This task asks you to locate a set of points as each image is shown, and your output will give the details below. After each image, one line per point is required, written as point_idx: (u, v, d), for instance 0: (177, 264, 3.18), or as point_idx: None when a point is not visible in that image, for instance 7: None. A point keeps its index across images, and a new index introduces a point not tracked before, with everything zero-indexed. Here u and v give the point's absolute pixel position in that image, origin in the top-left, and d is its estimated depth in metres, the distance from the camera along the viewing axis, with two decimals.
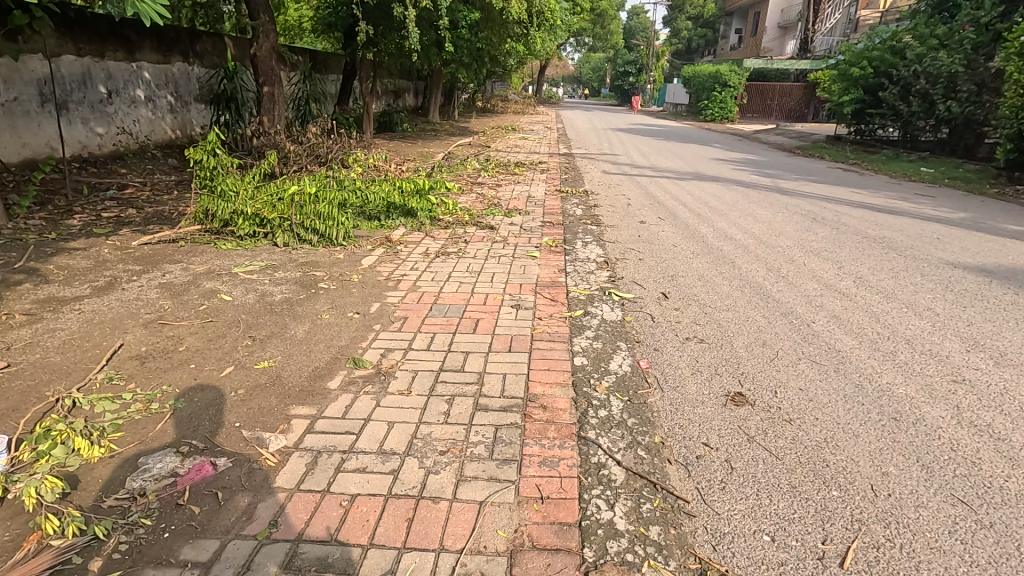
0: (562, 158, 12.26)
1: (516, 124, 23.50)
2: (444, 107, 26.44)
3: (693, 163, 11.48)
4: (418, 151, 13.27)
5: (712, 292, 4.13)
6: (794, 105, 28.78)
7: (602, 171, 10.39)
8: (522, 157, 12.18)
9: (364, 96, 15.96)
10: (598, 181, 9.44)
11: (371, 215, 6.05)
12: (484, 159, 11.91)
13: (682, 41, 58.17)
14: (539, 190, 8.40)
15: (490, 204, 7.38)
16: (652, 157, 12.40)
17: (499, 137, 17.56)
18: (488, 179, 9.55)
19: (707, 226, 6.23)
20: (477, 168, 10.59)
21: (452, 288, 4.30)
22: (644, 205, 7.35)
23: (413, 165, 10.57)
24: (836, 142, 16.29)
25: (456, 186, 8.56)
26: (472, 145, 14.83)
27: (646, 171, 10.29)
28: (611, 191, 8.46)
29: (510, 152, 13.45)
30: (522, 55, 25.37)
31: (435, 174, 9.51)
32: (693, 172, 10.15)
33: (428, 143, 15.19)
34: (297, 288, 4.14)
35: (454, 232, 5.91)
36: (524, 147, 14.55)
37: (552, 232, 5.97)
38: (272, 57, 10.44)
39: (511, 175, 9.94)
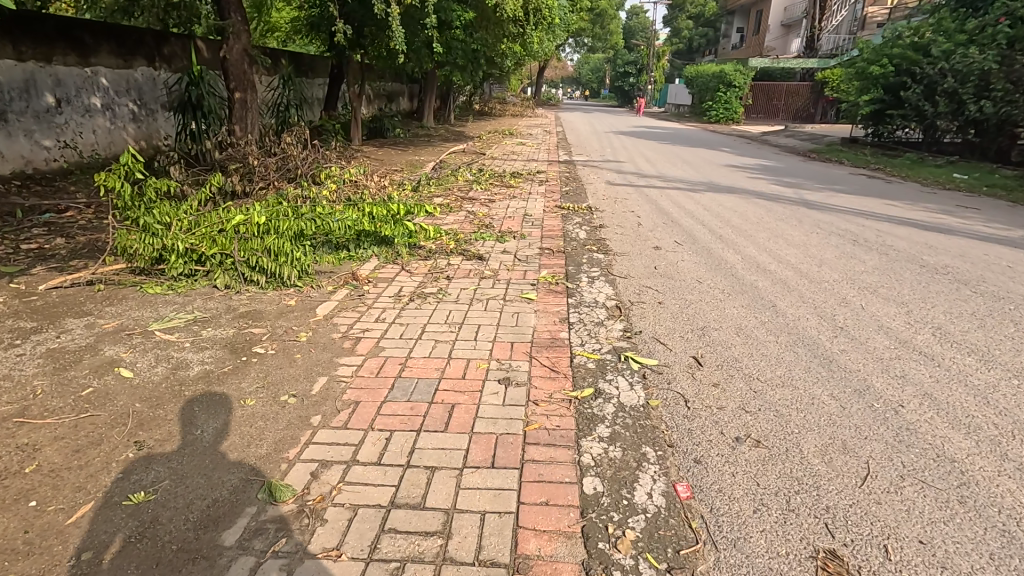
0: (563, 166, 11.35)
1: (514, 128, 22.62)
2: (439, 111, 25.50)
3: (705, 171, 10.54)
4: (407, 160, 12.37)
5: (758, 357, 3.20)
6: (801, 105, 27.86)
7: (607, 181, 9.46)
8: (519, 167, 11.26)
9: (352, 101, 15.05)
10: (603, 193, 8.50)
11: (338, 245, 5.13)
12: (477, 168, 10.98)
13: (683, 41, 57.30)
14: (537, 206, 7.49)
15: (480, 224, 6.46)
16: (660, 164, 11.45)
17: (495, 142, 16.62)
18: (480, 191, 8.63)
19: (733, 253, 5.30)
20: (468, 179, 9.67)
21: (424, 350, 3.37)
22: (656, 224, 6.41)
23: (400, 176, 9.67)
24: (852, 145, 15.37)
25: (444, 202, 7.64)
26: (466, 152, 13.92)
27: (655, 181, 9.35)
28: (619, 206, 7.52)
29: (506, 159, 12.54)
30: (520, 57, 24.51)
31: (422, 188, 8.61)
32: (707, 182, 9.22)
33: (419, 151, 14.26)
34: (223, 355, 3.22)
35: (436, 264, 4.99)
36: (521, 153, 13.62)
37: (551, 262, 5.04)
38: (243, 60, 9.52)
39: (506, 187, 9.00)
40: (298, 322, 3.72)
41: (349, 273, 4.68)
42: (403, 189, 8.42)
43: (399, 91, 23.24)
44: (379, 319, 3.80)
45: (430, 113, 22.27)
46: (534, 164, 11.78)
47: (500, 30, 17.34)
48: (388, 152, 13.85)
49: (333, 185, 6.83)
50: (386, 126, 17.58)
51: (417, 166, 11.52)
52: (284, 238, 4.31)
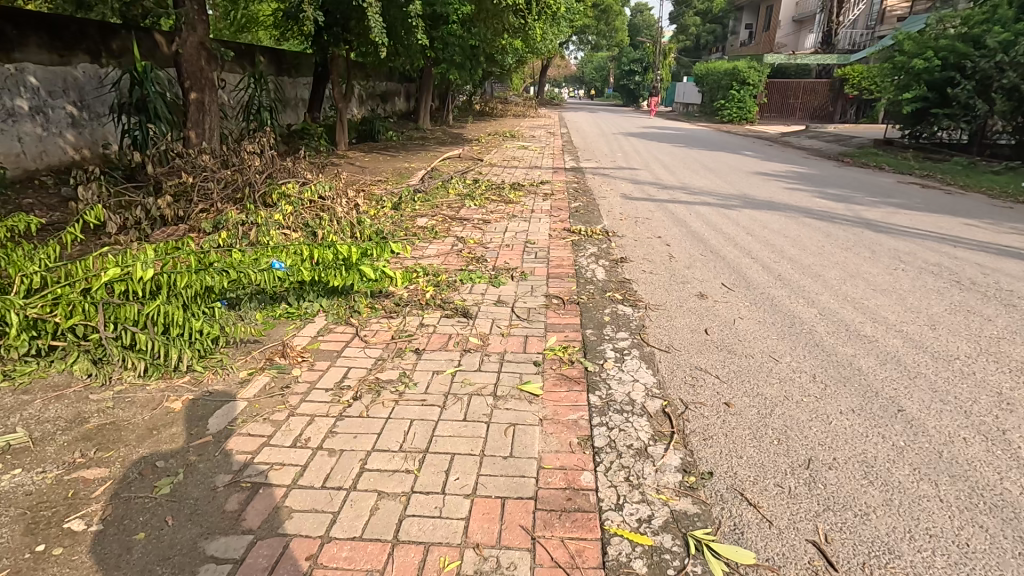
0: (570, 175, 10.01)
1: (516, 129, 21.27)
2: (436, 111, 24.13)
3: (734, 181, 9.16)
4: (395, 168, 11.05)
5: (928, 546, 1.86)
6: (819, 103, 26.37)
7: (623, 194, 8.11)
8: (521, 175, 9.92)
9: (337, 102, 13.72)
10: (620, 210, 7.14)
11: (273, 298, 3.80)
12: (470, 177, 9.65)
13: (689, 38, 55.92)
14: (540, 229, 6.14)
15: (470, 258, 5.12)
16: (681, 172, 10.10)
17: (495, 146, 15.29)
18: (473, 207, 7.26)
19: (807, 304, 3.94)
20: (459, 192, 8.30)
21: (356, 518, 2.02)
22: (693, 257, 5.05)
23: (381, 189, 8.35)
24: (887, 147, 13.94)
25: (428, 225, 6.31)
26: (462, 157, 12.58)
27: (679, 195, 7.99)
28: (642, 228, 6.16)
29: (506, 166, 11.19)
30: (521, 53, 23.19)
31: (404, 205, 7.28)
32: (741, 196, 7.86)
33: (409, 157, 12.93)
34: (19, 533, 1.92)
35: (403, 326, 3.64)
36: (523, 159, 12.25)
37: (563, 321, 3.70)
38: (201, 55, 8.20)
39: (504, 202, 7.65)
40: (175, 447, 2.40)
41: (279, 346, 3.33)
42: (381, 208, 7.09)
43: (392, 91, 21.91)
44: (299, 442, 2.46)
45: (426, 114, 20.93)
46: (537, 172, 10.43)
47: (500, 25, 15.94)
48: (376, 159, 12.53)
49: (288, 206, 5.49)
50: (376, 129, 16.24)
51: (405, 175, 10.19)
52: (175, 304, 2.97)
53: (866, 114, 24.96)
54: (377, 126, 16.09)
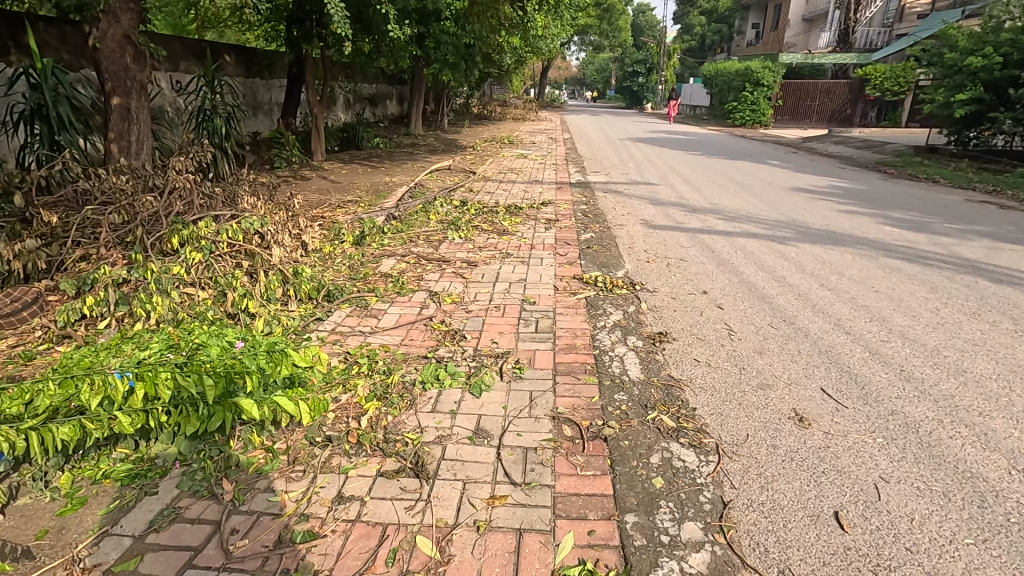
0: (577, 193, 8.52)
1: (516, 135, 19.80)
2: (429, 115, 22.72)
3: (774, 202, 7.63)
4: (374, 183, 9.58)
5: None
6: (838, 105, 24.75)
7: (644, 221, 6.58)
8: (520, 193, 8.42)
9: (313, 106, 12.23)
10: (645, 245, 5.61)
11: (94, 445, 2.26)
12: (460, 196, 8.15)
13: (695, 37, 54.46)
14: (543, 278, 4.63)
15: (443, 335, 3.59)
16: (707, 189, 8.58)
17: (491, 155, 13.77)
18: (456, 241, 5.75)
19: (982, 446, 2.40)
20: (441, 217, 6.76)
21: None
22: (763, 332, 3.51)
23: (347, 216, 6.85)
24: (930, 155, 12.41)
25: (394, 272, 4.81)
26: (452, 169, 11.09)
27: (714, 222, 6.46)
28: (679, 275, 4.64)
29: (502, 181, 9.71)
30: (521, 53, 21.74)
31: (369, 239, 5.75)
32: (790, 224, 6.32)
33: (393, 169, 11.46)
34: None
35: (304, 505, 2.10)
36: (523, 171, 10.76)
37: (583, 491, 2.17)
38: (125, 51, 6.68)
39: (496, 232, 6.14)
40: None
41: (58, 571, 1.80)
42: (338, 246, 5.57)
43: (381, 94, 20.50)
44: None
45: (419, 118, 19.47)
46: (538, 188, 8.95)
47: (495, 21, 14.49)
48: (354, 171, 11.03)
49: (193, 255, 3.98)
50: (360, 135, 14.77)
51: (384, 193, 8.72)
52: None
53: (888, 117, 23.42)
54: (361, 133, 14.62)
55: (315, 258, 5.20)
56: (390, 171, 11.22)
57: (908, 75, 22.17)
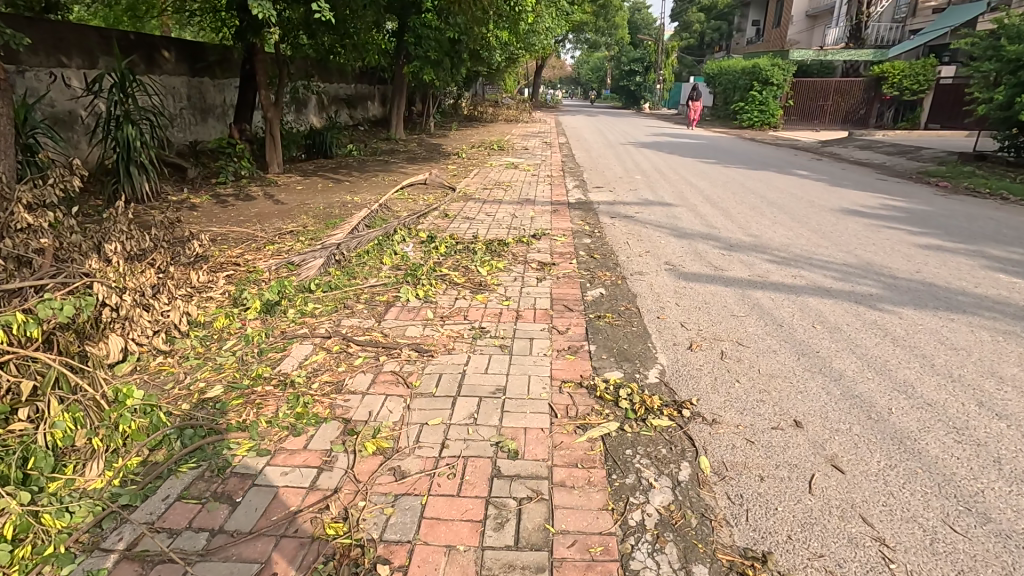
0: (577, 219, 6.83)
1: (506, 139, 18.12)
2: (412, 117, 21.01)
3: (828, 233, 5.98)
4: (331, 205, 7.91)
5: None
6: (852, 106, 23.22)
7: (671, 265, 4.90)
8: (505, 220, 6.76)
9: (266, 109, 10.42)
10: (681, 311, 3.92)
11: None
12: (431, 226, 6.46)
13: (693, 35, 52.95)
14: (531, 388, 2.95)
15: (337, 557, 1.89)
16: (737, 214, 6.94)
17: (476, 164, 12.10)
18: (410, 308, 4.06)
19: None
20: (398, 261, 5.07)
21: None
22: (952, 559, 1.84)
23: (275, 260, 5.17)
24: (981, 164, 10.79)
25: (300, 373, 3.13)
26: (428, 184, 9.41)
27: (764, 269, 4.80)
28: (747, 382, 2.95)
29: (486, 200, 8.06)
30: (512, 49, 20.00)
31: (285, 304, 4.08)
32: (868, 272, 4.68)
33: (360, 183, 9.77)
34: None
35: None
36: (512, 188, 9.08)
37: None
38: None
39: (470, 288, 4.45)
40: None
41: None
42: (238, 317, 3.89)
43: (357, 96, 18.77)
44: None
45: (399, 122, 17.80)
46: (529, 212, 7.28)
47: (480, 13, 12.81)
48: (312, 187, 9.36)
49: None
50: (329, 142, 12.95)
51: (339, 218, 7.05)
52: None
53: (906, 117, 21.83)
54: (329, 139, 12.88)
55: (192, 344, 3.51)
56: (356, 185, 9.54)
57: (928, 73, 20.83)
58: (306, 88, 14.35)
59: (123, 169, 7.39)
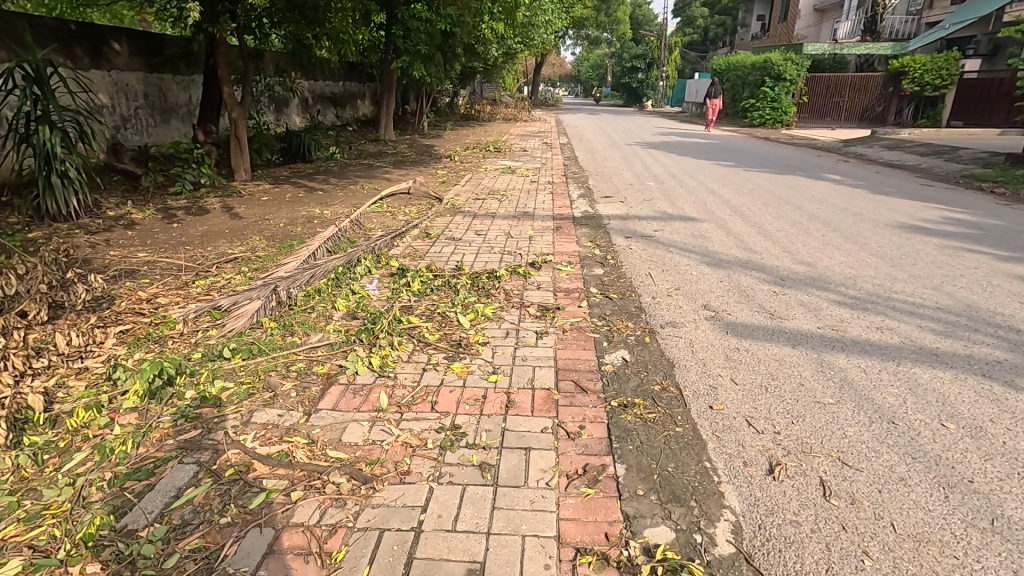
0: (584, 240, 5.68)
1: (503, 140, 16.95)
2: (404, 117, 19.84)
3: (898, 260, 4.82)
4: (294, 220, 6.76)
5: None
6: (868, 103, 22.17)
7: (712, 313, 3.74)
8: (499, 243, 5.59)
9: (229, 108, 9.13)
10: (741, 394, 2.76)
11: None
12: (407, 252, 5.28)
13: (696, 31, 51.71)
14: (525, 569, 1.78)
15: None
16: (778, 233, 5.78)
17: (469, 169, 10.94)
18: (356, 390, 2.87)
19: None
20: (355, 307, 3.89)
21: None
22: None
23: (197, 303, 4.01)
24: None
25: (157, 531, 1.96)
26: (412, 194, 8.24)
27: (835, 318, 3.65)
28: (883, 558, 1.79)
29: (477, 215, 6.89)
30: (510, 44, 18.83)
31: (181, 383, 2.91)
32: (979, 323, 3.50)
33: (335, 193, 8.61)
34: None
35: None
36: (507, 198, 7.92)
37: None
38: None
39: (444, 351, 3.28)
40: None
41: None
42: (108, 407, 2.72)
43: (344, 94, 17.63)
44: None
45: (389, 121, 16.63)
46: (527, 230, 6.13)
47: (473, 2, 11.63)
48: (279, 198, 8.19)
49: None
50: (307, 144, 11.69)
51: (299, 239, 5.88)
52: None
53: (926, 116, 20.63)
54: (308, 142, 11.63)
55: (17, 462, 2.33)
56: (330, 195, 8.38)
57: (952, 67, 19.59)
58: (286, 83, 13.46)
59: (42, 179, 6.24)
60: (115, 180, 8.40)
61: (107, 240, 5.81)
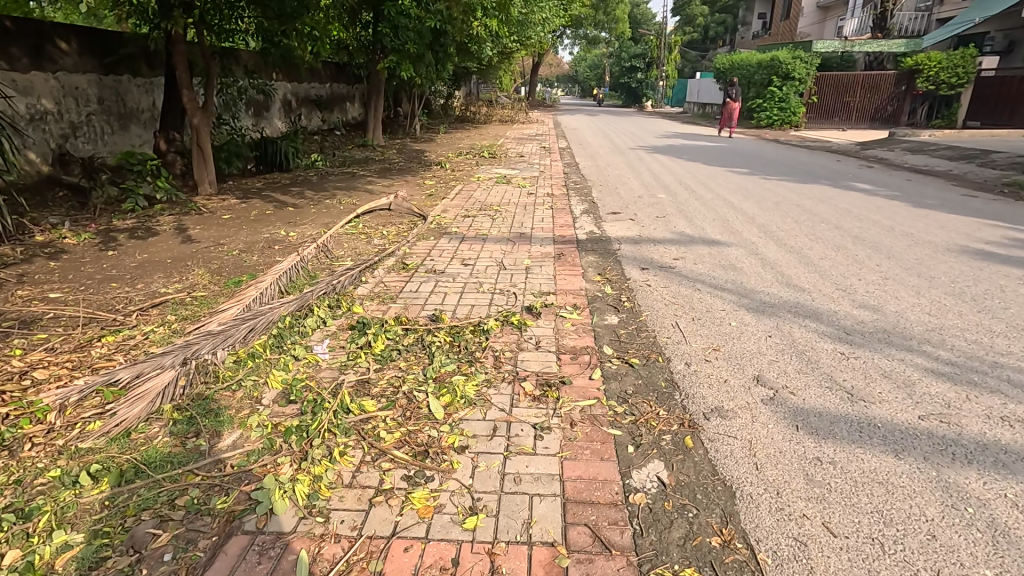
0: (591, 272, 4.76)
1: (499, 144, 16.01)
2: (393, 121, 18.92)
3: (985, 301, 3.88)
4: (252, 245, 5.81)
5: None
6: (880, 104, 21.24)
7: (770, 393, 2.80)
8: (489, 278, 4.66)
9: (190, 114, 8.13)
10: (848, 561, 1.81)
11: None
12: (378, 291, 4.34)
13: (696, 29, 50.72)
14: None
15: None
16: (822, 262, 4.84)
17: (461, 178, 10.00)
18: (264, 547, 1.92)
19: None
20: (294, 385, 2.94)
21: None
22: None
23: (90, 376, 3.07)
24: None
25: None
26: (393, 210, 7.30)
27: (941, 401, 2.70)
28: None
29: (466, 238, 5.95)
30: (506, 43, 17.92)
31: (4, 538, 1.95)
32: None
33: (308, 209, 7.65)
34: None
35: None
36: (501, 215, 6.98)
37: None
38: None
39: (404, 466, 2.32)
40: None
41: None
42: None
43: (330, 97, 16.71)
44: None
45: (377, 125, 15.71)
46: (522, 259, 5.19)
47: None
48: (243, 215, 7.26)
49: None
50: (283, 151, 10.79)
51: (252, 271, 4.95)
52: None
53: (941, 115, 19.89)
54: (283, 151, 10.74)
55: None
56: (302, 211, 7.45)
57: (968, 64, 18.68)
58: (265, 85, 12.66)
59: None
60: (59, 197, 7.45)
61: (23, 275, 4.87)
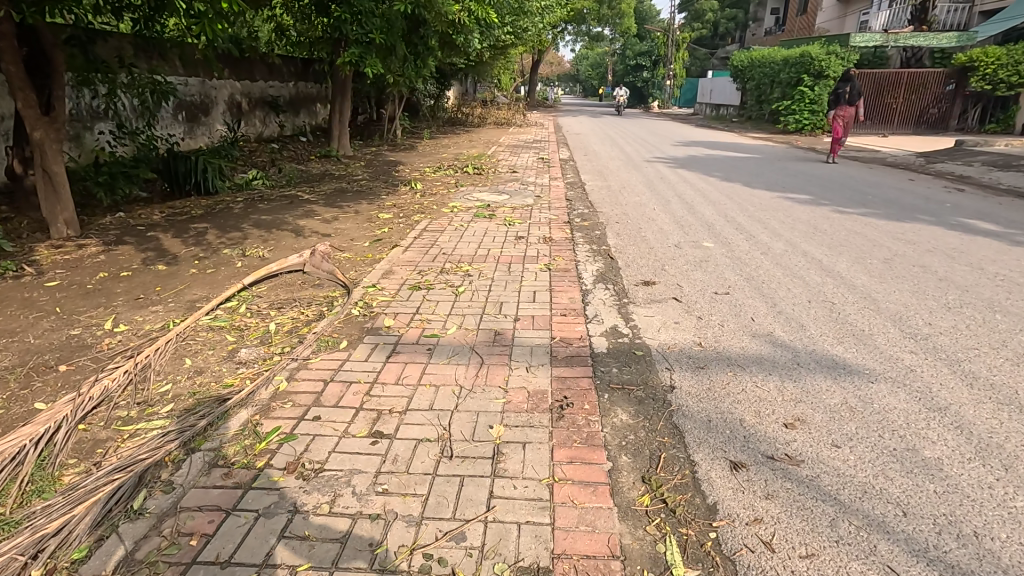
0: (627, 467, 2.34)
1: (489, 154, 13.57)
2: (369, 125, 16.44)
3: None
4: (25, 363, 3.35)
5: None
6: (925, 104, 18.83)
7: None
8: (407, 497, 2.17)
9: (28, 126, 5.59)
10: None
11: None
12: (130, 572, 1.86)
13: (705, 26, 47.97)
14: None
15: None
16: None
17: (430, 208, 7.56)
18: None
19: None
20: None
21: None
22: None
23: None
24: None
25: None
26: (308, 274, 4.83)
27: None
28: None
29: (398, 346, 3.47)
30: (499, 36, 15.44)
31: None
32: None
33: (191, 266, 5.20)
34: None
35: None
36: (470, 284, 4.55)
37: None
38: None
39: None
40: None
41: None
42: None
43: (294, 97, 14.29)
44: None
45: (344, 131, 13.27)
46: (489, 414, 2.73)
47: None
48: (80, 282, 4.80)
49: None
50: (203, 175, 8.30)
51: None
52: None
53: (996, 118, 17.46)
54: (205, 176, 8.29)
55: None
56: (174, 275, 4.98)
57: None
58: (202, 84, 10.68)
59: None
60: None
61: None
